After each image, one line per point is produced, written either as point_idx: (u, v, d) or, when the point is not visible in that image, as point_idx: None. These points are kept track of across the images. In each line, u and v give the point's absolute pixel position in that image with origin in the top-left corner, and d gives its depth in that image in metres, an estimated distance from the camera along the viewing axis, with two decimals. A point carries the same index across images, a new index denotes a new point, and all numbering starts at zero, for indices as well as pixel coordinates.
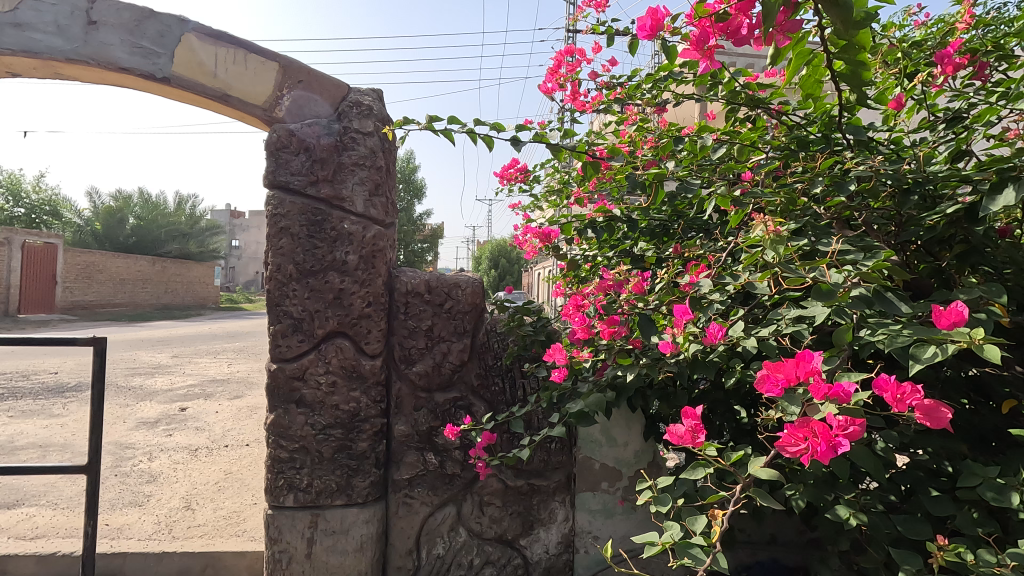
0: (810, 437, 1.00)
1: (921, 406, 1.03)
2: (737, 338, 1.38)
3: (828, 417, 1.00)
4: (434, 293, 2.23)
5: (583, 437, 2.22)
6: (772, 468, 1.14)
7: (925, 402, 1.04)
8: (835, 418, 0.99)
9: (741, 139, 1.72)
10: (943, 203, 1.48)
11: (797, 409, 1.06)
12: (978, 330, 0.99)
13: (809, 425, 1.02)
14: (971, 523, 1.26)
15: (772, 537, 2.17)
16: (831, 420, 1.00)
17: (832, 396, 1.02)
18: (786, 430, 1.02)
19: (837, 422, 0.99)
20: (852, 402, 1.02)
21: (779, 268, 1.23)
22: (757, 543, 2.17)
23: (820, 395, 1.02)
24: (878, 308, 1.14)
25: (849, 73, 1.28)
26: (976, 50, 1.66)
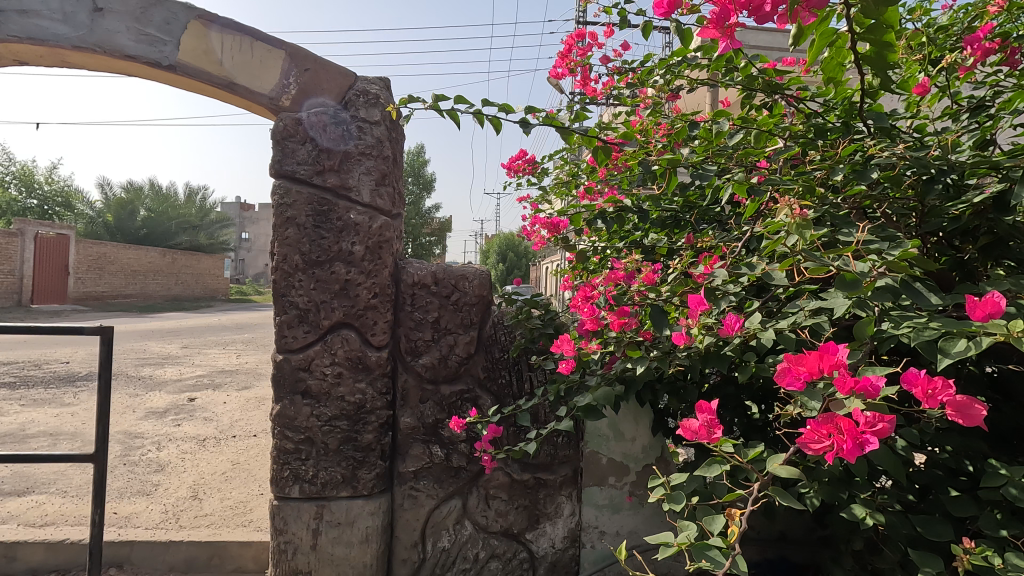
0: (835, 434, 0.95)
1: (952, 402, 0.98)
2: (754, 331, 1.32)
3: (855, 413, 0.95)
4: (442, 285, 2.19)
5: (590, 432, 2.18)
6: (790, 466, 1.10)
7: (957, 398, 0.98)
8: (862, 414, 0.95)
9: (758, 125, 1.67)
10: (969, 192, 1.42)
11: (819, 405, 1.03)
12: (1017, 323, 0.95)
13: (834, 421, 0.96)
14: (995, 524, 1.21)
15: (782, 535, 2.12)
16: (858, 417, 0.95)
17: (860, 390, 0.97)
18: (810, 427, 0.97)
19: (865, 419, 0.94)
20: (880, 398, 0.98)
21: (802, 255, 1.17)
22: (766, 540, 2.12)
23: (846, 390, 0.97)
24: (907, 299, 1.09)
25: (874, 55, 1.21)
26: (1006, 34, 1.59)
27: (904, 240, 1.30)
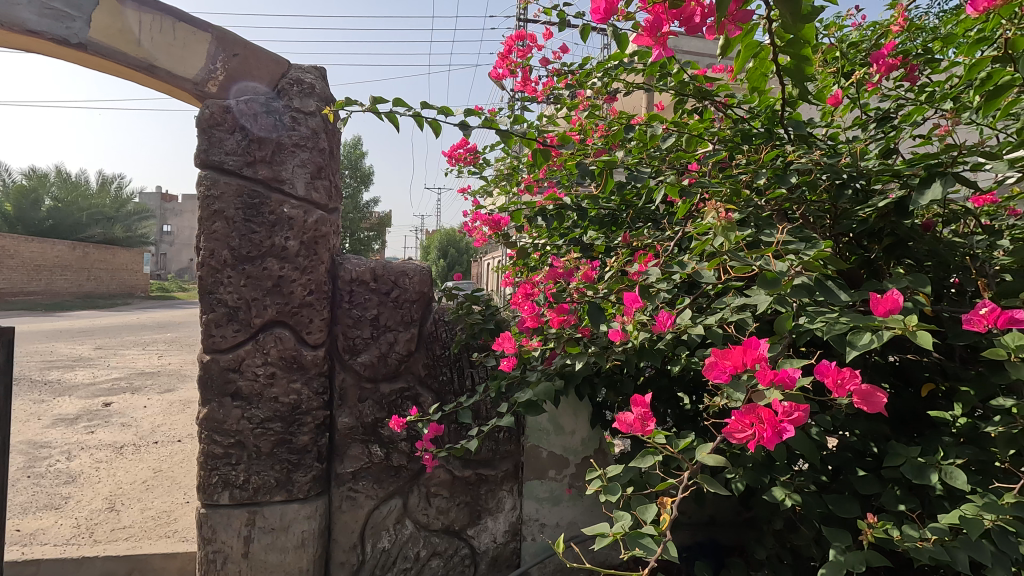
0: (756, 423, 1.02)
1: (859, 390, 1.07)
2: (685, 326, 1.38)
3: (774, 403, 1.02)
4: (381, 281, 2.15)
5: (531, 426, 2.21)
6: (717, 454, 1.16)
7: (862, 386, 1.07)
8: (780, 403, 1.02)
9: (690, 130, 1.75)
10: (875, 197, 1.54)
11: (742, 395, 1.08)
12: (912, 318, 1.04)
13: (755, 412, 1.03)
14: (895, 500, 1.33)
15: (711, 518, 2.24)
16: (776, 406, 1.02)
17: (777, 381, 1.05)
18: (734, 417, 1.03)
19: (782, 408, 1.01)
20: (796, 388, 1.05)
21: (728, 255, 1.23)
22: (696, 524, 2.24)
23: (765, 381, 1.04)
24: (819, 296, 1.17)
25: (794, 67, 1.30)
26: (907, 52, 1.73)
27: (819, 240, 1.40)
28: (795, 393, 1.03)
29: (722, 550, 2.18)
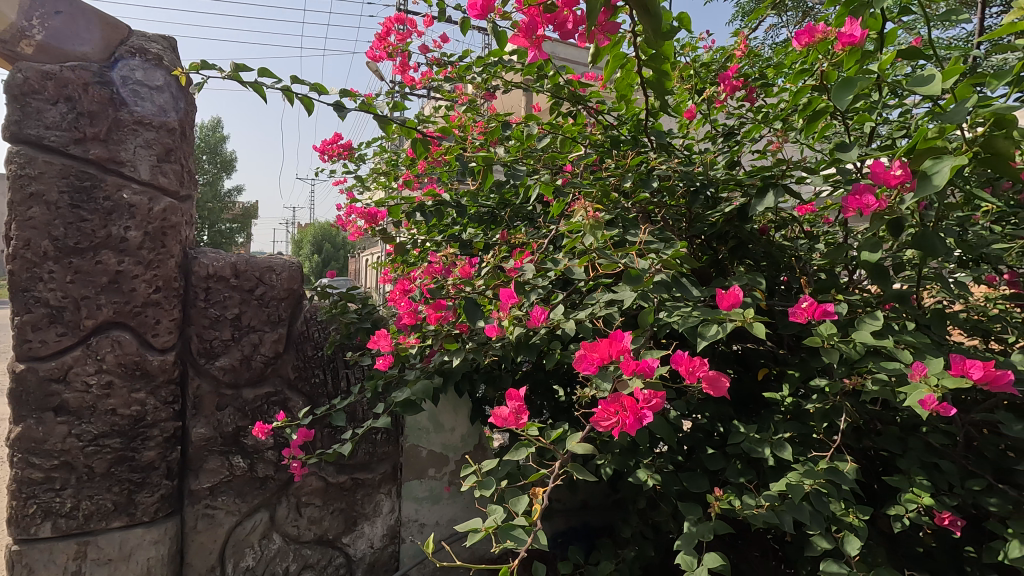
0: (620, 411, 1.09)
1: (707, 376, 1.19)
2: (557, 322, 1.43)
3: (635, 391, 1.08)
4: (243, 278, 1.97)
5: (410, 425, 2.16)
6: (585, 442, 1.21)
7: (710, 373, 1.19)
8: (641, 392, 1.08)
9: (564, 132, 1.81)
10: (722, 203, 1.72)
11: (609, 385, 1.14)
12: (750, 310, 1.17)
13: (619, 400, 1.09)
14: (737, 473, 1.50)
15: (583, 503, 2.36)
16: (638, 394, 1.09)
17: (639, 370, 1.12)
18: (601, 406, 1.09)
19: (643, 395, 1.08)
20: (655, 376, 1.13)
21: (596, 253, 1.31)
22: (570, 510, 2.35)
23: (629, 371, 1.11)
24: (675, 292, 1.29)
25: (656, 81, 1.39)
26: (748, 76, 1.95)
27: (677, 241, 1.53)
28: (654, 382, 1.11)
29: (593, 533, 2.30)
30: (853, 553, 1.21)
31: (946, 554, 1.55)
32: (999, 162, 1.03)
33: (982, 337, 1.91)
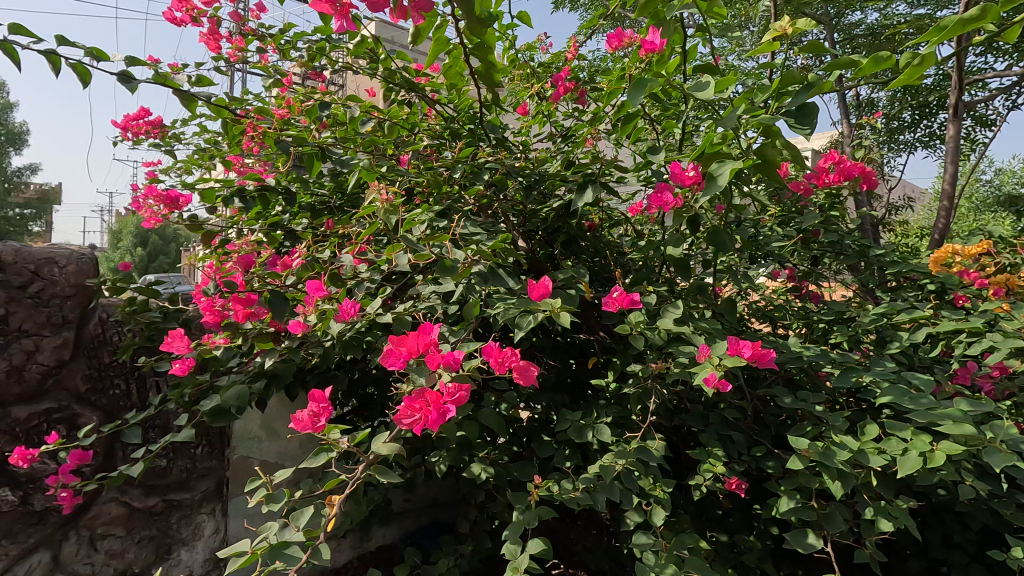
0: (424, 407, 1.04)
1: (518, 367, 1.18)
2: (373, 314, 1.36)
3: (440, 385, 1.05)
4: (12, 272, 1.70)
5: (238, 434, 1.91)
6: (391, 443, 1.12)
7: (521, 363, 1.18)
8: (446, 385, 1.05)
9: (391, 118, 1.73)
10: (552, 199, 1.79)
11: (424, 381, 1.10)
12: (559, 300, 1.19)
13: (423, 396, 1.06)
14: (564, 459, 1.55)
15: (433, 500, 2.33)
16: (442, 388, 1.05)
17: (444, 364, 1.08)
18: (404, 403, 1.04)
19: (447, 389, 1.05)
20: (462, 369, 1.10)
21: (407, 243, 1.24)
22: (420, 509, 2.30)
23: (434, 364, 1.07)
24: (491, 284, 1.25)
25: (484, 71, 1.41)
26: (578, 79, 2.05)
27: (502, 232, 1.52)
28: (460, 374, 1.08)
29: (442, 529, 2.28)
30: (659, 524, 1.32)
31: (739, 514, 1.80)
32: (772, 167, 1.16)
33: (770, 323, 2.22)
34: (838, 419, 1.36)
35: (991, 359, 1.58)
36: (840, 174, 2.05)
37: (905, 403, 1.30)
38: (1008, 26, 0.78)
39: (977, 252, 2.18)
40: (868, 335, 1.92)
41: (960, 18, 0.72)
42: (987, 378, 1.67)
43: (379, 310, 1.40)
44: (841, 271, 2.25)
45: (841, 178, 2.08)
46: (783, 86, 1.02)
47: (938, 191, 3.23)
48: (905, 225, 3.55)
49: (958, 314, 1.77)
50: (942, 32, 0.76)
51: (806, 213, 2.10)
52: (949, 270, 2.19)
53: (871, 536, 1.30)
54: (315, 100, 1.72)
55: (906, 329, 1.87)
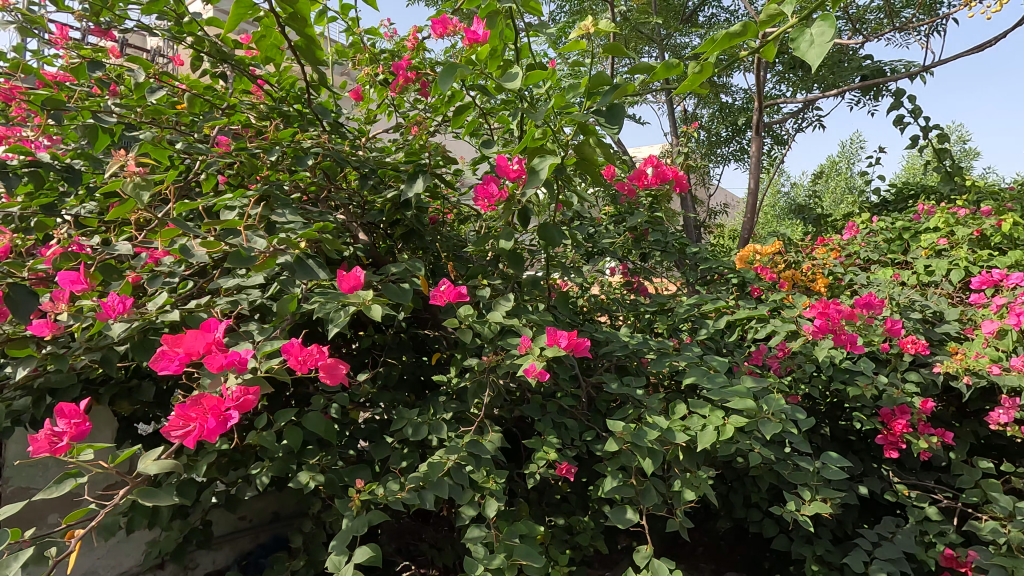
0: (201, 415, 0.93)
1: (324, 363, 1.11)
2: (156, 313, 1.20)
3: (221, 389, 0.95)
4: None
5: (9, 463, 1.60)
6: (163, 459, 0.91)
7: (328, 360, 1.12)
8: (229, 389, 0.95)
9: (193, 89, 1.54)
10: (387, 189, 1.72)
11: (215, 386, 0.98)
12: (370, 292, 1.14)
13: (200, 403, 0.95)
14: (400, 458, 1.50)
15: (274, 515, 2.14)
16: (225, 392, 0.95)
17: (228, 366, 0.98)
18: (174, 411, 0.91)
19: (230, 393, 0.95)
20: (250, 371, 1.01)
21: (186, 230, 1.12)
22: (259, 526, 2.10)
23: (214, 366, 0.97)
24: (298, 275, 1.13)
25: (304, 46, 1.30)
26: (420, 69, 2.00)
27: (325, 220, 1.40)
28: (248, 376, 0.99)
29: (283, 545, 2.10)
30: (491, 515, 1.31)
31: (576, 497, 1.90)
32: (588, 164, 1.23)
33: (606, 315, 2.38)
34: (653, 401, 1.48)
35: (774, 341, 1.83)
36: (657, 177, 2.21)
37: (705, 381, 1.46)
38: (767, 44, 0.89)
39: (772, 252, 2.45)
40: (685, 324, 2.13)
41: (727, 31, 0.81)
42: (773, 358, 1.94)
43: (167, 308, 1.24)
44: (667, 266, 2.47)
45: (659, 181, 2.24)
46: (593, 87, 1.08)
47: (745, 198, 3.71)
48: (723, 228, 4.05)
49: (751, 304, 2.03)
50: (716, 43, 0.84)
51: (636, 212, 2.29)
52: (751, 267, 2.41)
53: (679, 505, 1.42)
54: (91, 61, 1.46)
55: (714, 317, 2.11)
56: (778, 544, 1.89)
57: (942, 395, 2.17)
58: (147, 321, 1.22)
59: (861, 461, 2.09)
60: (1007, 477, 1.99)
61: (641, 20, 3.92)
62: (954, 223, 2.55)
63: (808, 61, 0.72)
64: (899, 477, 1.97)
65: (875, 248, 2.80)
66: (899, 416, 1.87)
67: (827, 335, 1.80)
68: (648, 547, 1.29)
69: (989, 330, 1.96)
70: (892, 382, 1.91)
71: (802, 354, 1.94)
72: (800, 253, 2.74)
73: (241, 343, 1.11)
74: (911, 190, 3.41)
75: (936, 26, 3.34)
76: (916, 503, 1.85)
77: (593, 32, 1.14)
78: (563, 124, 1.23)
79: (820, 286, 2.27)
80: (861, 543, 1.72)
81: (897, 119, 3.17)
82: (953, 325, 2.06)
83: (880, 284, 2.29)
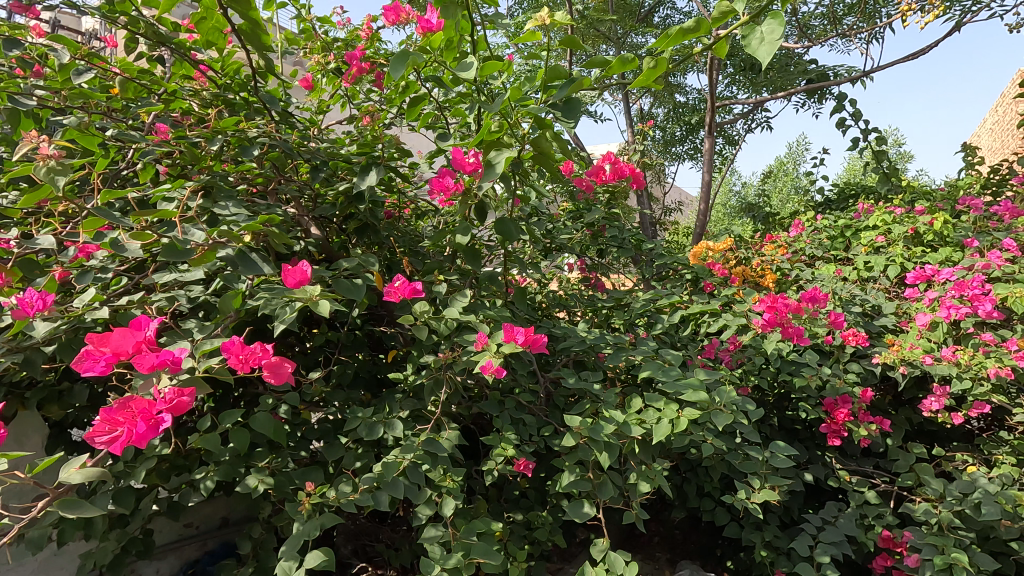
0: (130, 419, 0.88)
1: (268, 363, 1.06)
2: (83, 311, 1.12)
3: (154, 391, 0.89)
4: None
5: None
6: (88, 467, 0.84)
7: (272, 359, 1.07)
8: (162, 390, 0.90)
9: (127, 72, 1.45)
10: (339, 182, 1.67)
11: (148, 387, 0.92)
12: (318, 288, 1.10)
13: (130, 406, 0.89)
14: (353, 459, 1.46)
15: (222, 521, 2.05)
16: (158, 394, 0.90)
17: (159, 366, 0.94)
18: (99, 416, 0.85)
19: (163, 395, 0.90)
20: (185, 372, 0.96)
21: (115, 222, 1.05)
22: (206, 533, 2.01)
23: (144, 367, 0.92)
24: (240, 269, 1.07)
25: (248, 30, 1.24)
26: (374, 59, 1.94)
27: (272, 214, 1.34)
28: (183, 376, 0.94)
29: (231, 551, 2.02)
30: (448, 513, 1.29)
31: (535, 492, 1.90)
32: (546, 159, 1.23)
33: (564, 311, 2.39)
34: (609, 395, 1.49)
35: (726, 334, 1.88)
36: (614, 173, 2.26)
37: (659, 375, 1.48)
38: (719, 42, 0.90)
39: (723, 248, 2.50)
40: (641, 319, 2.16)
41: (681, 27, 0.81)
42: (725, 351, 2.00)
43: (95, 305, 1.17)
44: (623, 262, 2.50)
45: (616, 178, 2.29)
46: (549, 80, 1.07)
47: (699, 196, 3.81)
48: (677, 225, 4.13)
49: (704, 298, 2.08)
50: (670, 38, 0.84)
51: (593, 209, 2.30)
52: (704, 263, 2.46)
53: (635, 497, 1.44)
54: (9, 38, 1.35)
55: (668, 312, 2.15)
56: (730, 531, 1.94)
57: (880, 384, 2.28)
58: (75, 318, 1.15)
59: (806, 449, 2.18)
60: (938, 460, 2.11)
61: (598, 18, 3.96)
62: (891, 221, 2.69)
63: (758, 57, 0.73)
64: (841, 463, 2.05)
65: (819, 245, 2.92)
66: (842, 405, 1.96)
67: (774, 329, 1.88)
68: (604, 541, 1.30)
69: (923, 322, 2.07)
70: (835, 373, 1.99)
71: (752, 347, 2.00)
72: (750, 250, 2.83)
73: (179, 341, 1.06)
74: (852, 189, 3.57)
75: (875, 33, 3.50)
76: (856, 488, 1.94)
77: (549, 25, 1.12)
78: (519, 117, 1.22)
79: (769, 281, 2.34)
80: (807, 528, 1.78)
81: (839, 121, 3.31)
82: (890, 318, 2.17)
83: (824, 279, 2.39)
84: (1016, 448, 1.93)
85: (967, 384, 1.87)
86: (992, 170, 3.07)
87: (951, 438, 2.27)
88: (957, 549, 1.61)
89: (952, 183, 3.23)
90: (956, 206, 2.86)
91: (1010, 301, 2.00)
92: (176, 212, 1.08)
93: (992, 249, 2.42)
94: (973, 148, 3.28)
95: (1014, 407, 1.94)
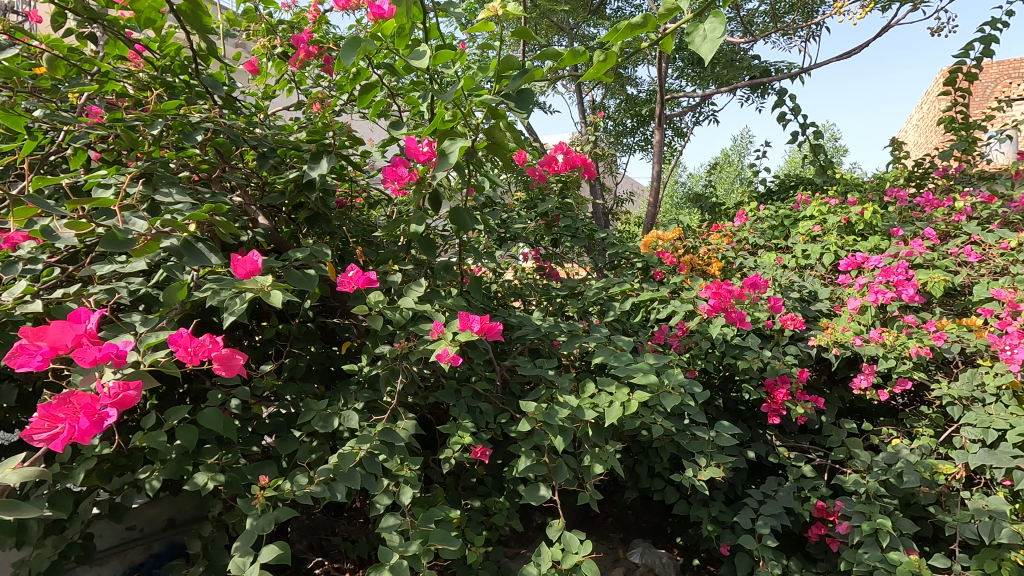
0: (69, 416, 0.83)
1: (218, 355, 1.03)
2: (11, 304, 1.05)
3: (95, 385, 0.86)
4: None
5: None
6: (26, 467, 0.80)
7: (222, 351, 1.04)
8: (103, 385, 0.86)
9: (55, 48, 1.36)
10: (287, 170, 1.63)
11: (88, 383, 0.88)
12: (269, 278, 1.08)
13: (69, 400, 0.85)
14: (308, 451, 1.44)
15: (168, 522, 1.98)
16: (99, 388, 0.86)
17: (102, 360, 0.90)
18: (37, 413, 0.81)
19: (105, 390, 0.86)
20: (130, 366, 0.92)
21: (46, 209, 0.99)
22: (150, 534, 1.94)
23: (85, 361, 0.88)
24: (187, 260, 1.04)
25: (188, 10, 1.20)
26: (322, 42, 1.90)
27: (217, 202, 1.30)
28: (128, 370, 0.90)
29: (178, 552, 1.96)
30: (406, 502, 1.30)
31: (491, 479, 1.91)
32: (499, 148, 1.23)
33: (519, 300, 2.40)
34: (563, 381, 1.52)
35: (674, 319, 1.96)
36: (567, 163, 2.34)
37: (611, 360, 1.52)
38: (665, 37, 0.93)
39: (673, 237, 2.52)
40: (594, 306, 2.21)
41: (630, 22, 0.83)
42: (674, 336, 2.08)
43: (25, 298, 1.09)
44: (577, 251, 2.54)
45: (568, 167, 2.36)
46: (504, 70, 1.07)
47: (650, 187, 3.89)
48: (629, 215, 4.22)
49: (653, 285, 2.15)
50: (619, 33, 0.86)
51: (546, 199, 2.34)
52: (655, 252, 2.50)
53: (589, 479, 1.48)
54: None
55: (619, 299, 2.21)
56: (679, 508, 2.03)
57: (816, 365, 2.43)
58: (3, 312, 1.09)
59: (749, 428, 2.29)
60: (866, 434, 2.26)
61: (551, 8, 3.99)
62: (826, 211, 2.83)
63: (701, 54, 0.77)
64: (780, 440, 2.18)
65: (761, 234, 3.05)
66: (781, 385, 2.07)
67: (720, 314, 1.97)
68: (559, 521, 1.34)
69: (853, 306, 2.21)
70: (775, 355, 2.10)
71: (698, 332, 2.08)
72: (698, 238, 2.93)
73: (121, 334, 1.02)
74: (792, 181, 3.74)
75: (812, 32, 3.66)
76: (794, 462, 2.06)
77: (502, 15, 1.12)
78: (472, 106, 1.22)
79: (715, 270, 2.43)
80: (750, 502, 1.89)
81: (780, 116, 3.46)
82: (825, 303, 2.31)
83: (765, 267, 2.51)
84: (934, 421, 2.10)
85: (892, 363, 2.01)
86: (916, 163, 3.29)
87: (878, 414, 2.44)
88: (882, 515, 1.74)
89: (881, 175, 3.44)
90: (884, 197, 3.05)
91: (929, 286, 2.16)
92: (116, 200, 1.03)
93: (915, 238, 2.60)
94: (899, 142, 3.49)
95: (933, 383, 2.10)
